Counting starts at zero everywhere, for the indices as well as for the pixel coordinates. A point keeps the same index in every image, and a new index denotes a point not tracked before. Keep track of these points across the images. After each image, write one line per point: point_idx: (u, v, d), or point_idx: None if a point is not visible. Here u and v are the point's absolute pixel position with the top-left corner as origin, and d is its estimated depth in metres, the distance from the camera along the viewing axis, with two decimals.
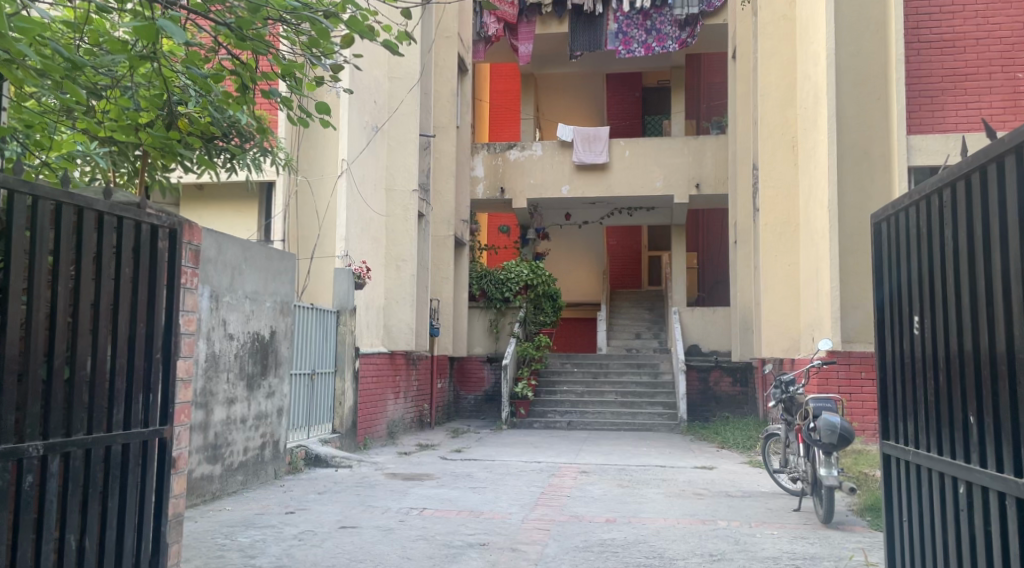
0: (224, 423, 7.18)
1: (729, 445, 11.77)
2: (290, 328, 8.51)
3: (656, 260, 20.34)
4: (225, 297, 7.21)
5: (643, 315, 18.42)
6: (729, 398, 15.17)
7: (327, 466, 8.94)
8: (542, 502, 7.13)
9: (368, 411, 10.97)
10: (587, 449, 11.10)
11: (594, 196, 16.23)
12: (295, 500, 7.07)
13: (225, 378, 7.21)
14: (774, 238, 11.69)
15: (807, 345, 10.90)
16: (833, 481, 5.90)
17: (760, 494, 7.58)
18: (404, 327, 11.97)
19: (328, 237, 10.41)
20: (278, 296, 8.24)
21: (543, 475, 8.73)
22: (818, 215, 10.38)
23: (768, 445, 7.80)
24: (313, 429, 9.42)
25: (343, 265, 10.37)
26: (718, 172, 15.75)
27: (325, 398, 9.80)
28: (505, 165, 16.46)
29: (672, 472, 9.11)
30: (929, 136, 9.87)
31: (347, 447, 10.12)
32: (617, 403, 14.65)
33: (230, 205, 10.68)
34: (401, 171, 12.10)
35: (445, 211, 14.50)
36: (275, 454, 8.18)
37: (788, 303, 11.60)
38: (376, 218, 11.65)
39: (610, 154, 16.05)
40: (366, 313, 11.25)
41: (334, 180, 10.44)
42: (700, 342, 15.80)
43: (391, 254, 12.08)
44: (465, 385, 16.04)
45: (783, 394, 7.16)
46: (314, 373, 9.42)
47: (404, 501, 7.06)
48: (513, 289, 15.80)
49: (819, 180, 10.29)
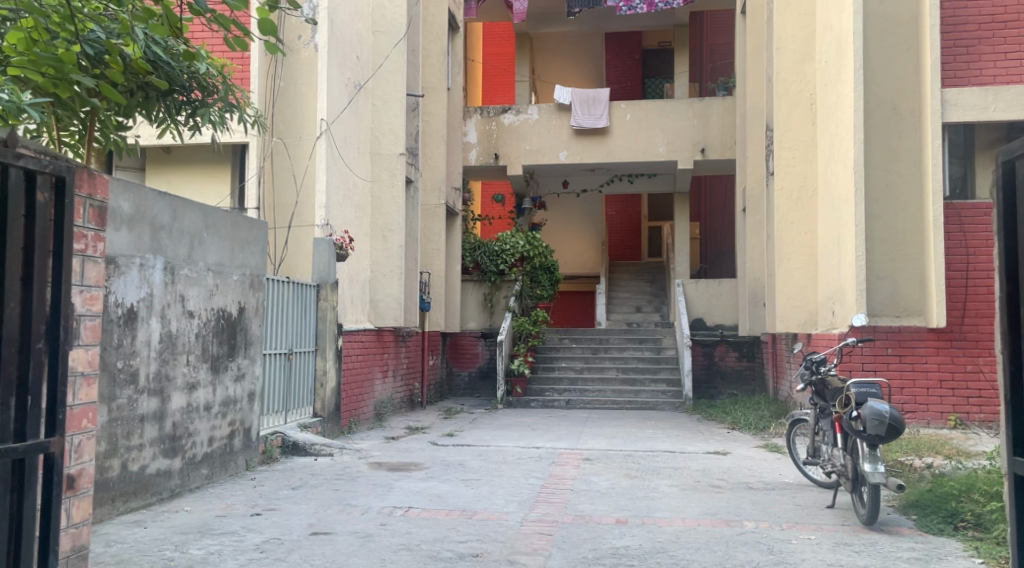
0: (184, 412, 6.35)
1: (740, 426, 11.02)
2: (262, 303, 7.65)
3: (656, 230, 19.52)
4: (183, 269, 6.35)
5: (643, 287, 17.60)
6: (735, 374, 14.45)
7: (306, 455, 8.10)
8: (542, 498, 6.33)
9: (352, 392, 10.16)
10: (589, 432, 10.32)
11: (593, 163, 15.34)
12: (264, 498, 6.24)
13: (185, 361, 6.36)
14: (790, 204, 10.84)
15: (827, 320, 10.14)
16: (879, 478, 5.14)
17: (784, 487, 6.81)
18: (391, 302, 11.14)
19: (307, 204, 9.55)
20: (247, 268, 7.36)
21: (543, 464, 7.94)
22: (841, 177, 9.62)
23: (795, 434, 7.02)
24: (290, 413, 8.60)
25: (323, 235, 9.47)
26: (725, 137, 14.85)
27: (305, 378, 8.97)
28: (500, 129, 15.52)
29: (683, 459, 8.33)
30: (965, 89, 9.00)
31: (329, 431, 9.32)
32: (618, 381, 13.90)
33: (201, 170, 9.84)
34: (387, 133, 11.20)
35: (436, 177, 13.59)
36: (246, 443, 7.36)
37: (806, 273, 10.78)
38: (361, 184, 10.78)
39: (610, 118, 15.14)
40: (350, 288, 10.41)
41: (313, 142, 9.53)
42: (705, 316, 14.86)
43: (376, 224, 11.18)
44: (459, 362, 15.28)
45: (813, 375, 6.39)
46: (291, 352, 8.58)
47: (388, 498, 6.24)
48: (508, 262, 14.99)
49: (844, 140, 9.47)
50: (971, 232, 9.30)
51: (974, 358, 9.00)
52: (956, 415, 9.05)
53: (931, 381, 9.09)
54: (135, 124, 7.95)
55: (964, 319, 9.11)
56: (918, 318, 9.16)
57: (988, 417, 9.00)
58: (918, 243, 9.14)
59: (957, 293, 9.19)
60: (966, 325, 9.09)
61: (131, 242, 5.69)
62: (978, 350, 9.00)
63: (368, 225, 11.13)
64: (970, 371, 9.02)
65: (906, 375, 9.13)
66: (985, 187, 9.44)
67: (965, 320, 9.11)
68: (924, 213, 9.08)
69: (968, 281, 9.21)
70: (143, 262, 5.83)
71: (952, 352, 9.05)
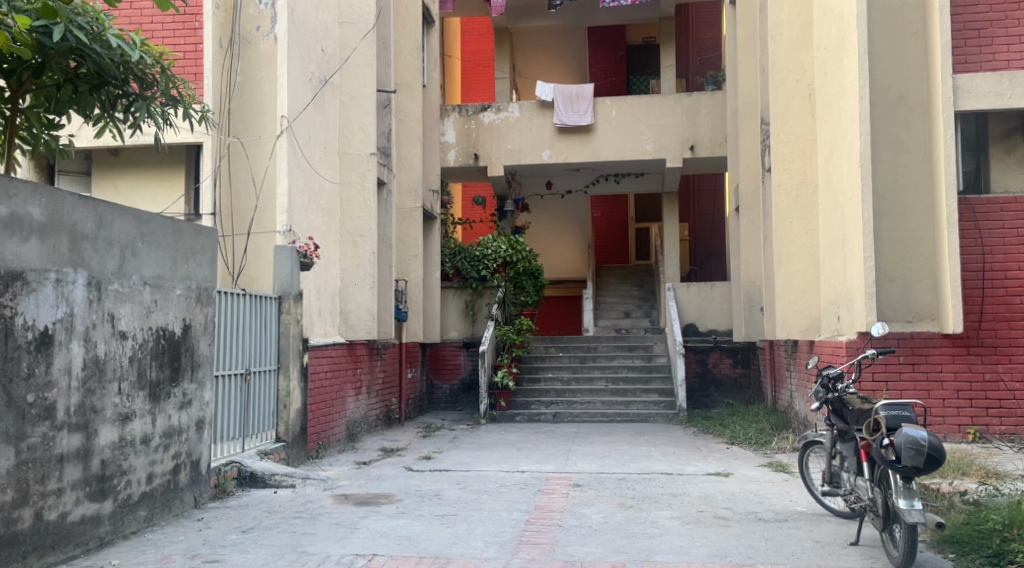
0: (116, 448, 5.56)
1: (739, 440, 10.33)
2: (212, 319, 6.84)
3: (643, 232, 18.83)
4: (113, 284, 5.55)
5: (631, 291, 16.88)
6: (730, 382, 13.78)
7: (265, 487, 7.31)
8: (526, 539, 5.58)
9: (321, 412, 9.39)
10: (578, 451, 9.57)
11: (577, 163, 14.62)
12: (207, 546, 5.45)
13: (116, 389, 5.56)
14: (788, 203, 10.15)
15: (830, 326, 9.47)
16: (917, 516, 4.43)
17: (798, 518, 6.09)
18: (363, 313, 10.32)
19: (267, 209, 8.74)
20: (193, 281, 6.54)
21: (529, 492, 7.18)
22: (844, 173, 8.93)
23: (808, 456, 6.31)
24: (249, 440, 7.79)
25: (285, 242, 8.67)
26: (715, 134, 14.16)
27: (265, 400, 8.16)
28: (479, 128, 14.76)
29: (681, 483, 7.60)
30: (977, 75, 8.36)
31: (294, 457, 8.52)
32: (608, 392, 13.18)
33: (152, 172, 9.04)
34: (356, 131, 10.42)
35: (411, 179, 12.81)
36: (195, 477, 6.56)
37: (806, 276, 10.09)
38: (328, 186, 9.99)
39: (595, 115, 14.42)
40: (317, 299, 9.62)
41: (273, 141, 8.74)
42: (698, 320, 14.18)
43: (345, 229, 10.38)
44: (440, 374, 14.58)
45: (830, 393, 5.71)
46: (249, 373, 7.78)
47: (352, 544, 5.47)
48: (490, 267, 14.23)
49: (848, 132, 8.78)
50: (986, 228, 8.63)
51: (992, 365, 8.40)
52: (975, 428, 8.37)
53: (946, 392, 8.42)
54: (67, 121, 7.16)
55: (981, 324, 8.48)
56: (931, 324, 8.48)
57: (1008, 429, 8.33)
58: (931, 243, 8.45)
59: (972, 296, 8.57)
60: (983, 330, 8.46)
61: (43, 254, 4.89)
62: (996, 358, 8.40)
63: (337, 230, 10.34)
64: (989, 380, 8.38)
65: (919, 386, 8.44)
66: (1000, 180, 8.77)
67: (982, 326, 8.48)
68: (938, 210, 8.39)
69: (984, 283, 8.56)
70: (60, 276, 5.04)
71: (969, 361, 8.41)
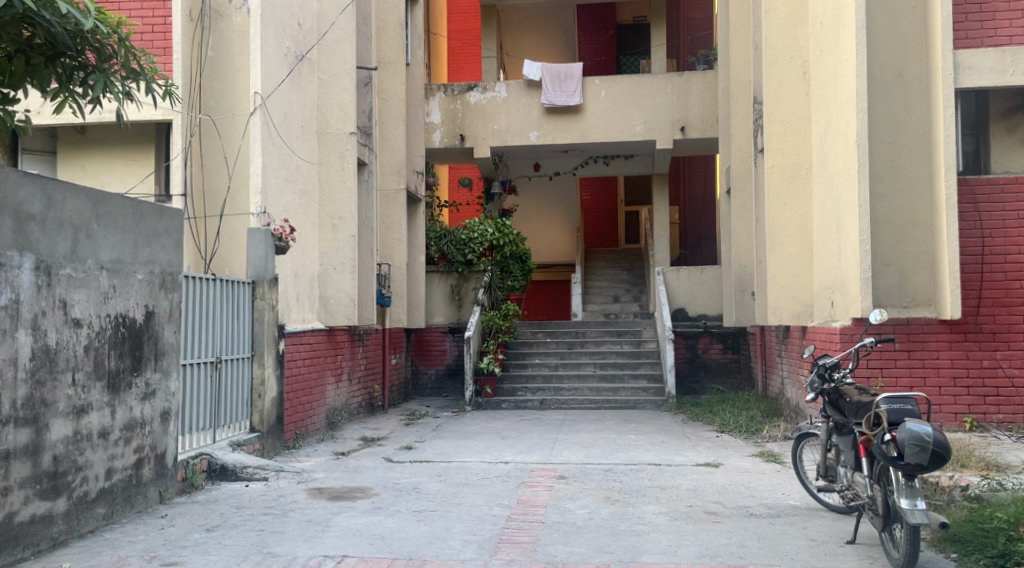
0: (70, 442, 5.23)
1: (729, 428, 10.06)
2: (179, 306, 6.50)
3: (633, 215, 18.50)
4: (66, 268, 5.22)
5: (621, 276, 16.58)
6: (720, 368, 13.51)
7: (236, 480, 7.00)
8: (507, 538, 5.29)
9: (299, 401, 9.08)
10: (564, 440, 9.29)
11: (566, 144, 14.26)
12: (167, 547, 5.15)
13: (70, 380, 5.24)
14: (781, 184, 9.84)
15: (824, 311, 9.21)
16: (920, 517, 4.16)
17: (792, 514, 5.81)
18: (342, 299, 9.95)
19: (241, 189, 8.37)
20: (156, 265, 6.20)
21: (511, 485, 6.89)
22: (839, 152, 8.64)
23: (801, 448, 6.04)
24: (220, 431, 7.45)
25: (259, 225, 8.27)
26: (706, 114, 13.82)
27: (238, 389, 7.83)
28: (465, 108, 14.38)
29: (670, 475, 7.31)
30: (980, 51, 8.04)
31: (269, 448, 8.19)
32: (595, 378, 12.91)
33: (120, 151, 8.68)
34: (335, 109, 10.04)
35: (394, 160, 12.43)
36: (160, 471, 6.24)
37: (800, 260, 9.80)
38: (306, 166, 9.61)
39: (583, 94, 14.05)
40: (295, 284, 9.27)
41: (246, 119, 8.36)
42: (687, 305, 13.92)
43: (325, 211, 10.01)
44: (426, 360, 14.27)
45: (826, 383, 5.45)
46: (220, 361, 7.44)
47: (321, 544, 5.16)
48: (476, 251, 13.91)
49: (844, 111, 8.47)
50: (986, 211, 8.35)
51: (990, 352, 8.14)
52: (972, 416, 8.11)
53: (943, 379, 8.16)
54: (24, 97, 6.77)
55: (979, 310, 8.22)
56: (928, 309, 8.21)
57: (1007, 417, 8.07)
58: (929, 225, 8.17)
59: (970, 281, 8.30)
60: (982, 316, 8.20)
61: None
62: (994, 344, 8.15)
63: (316, 213, 9.96)
64: (987, 367, 8.13)
65: (916, 373, 8.18)
66: (1001, 161, 8.48)
67: (980, 311, 8.22)
68: (936, 191, 8.10)
69: (983, 267, 8.30)
70: (4, 260, 4.70)
71: (967, 347, 8.15)
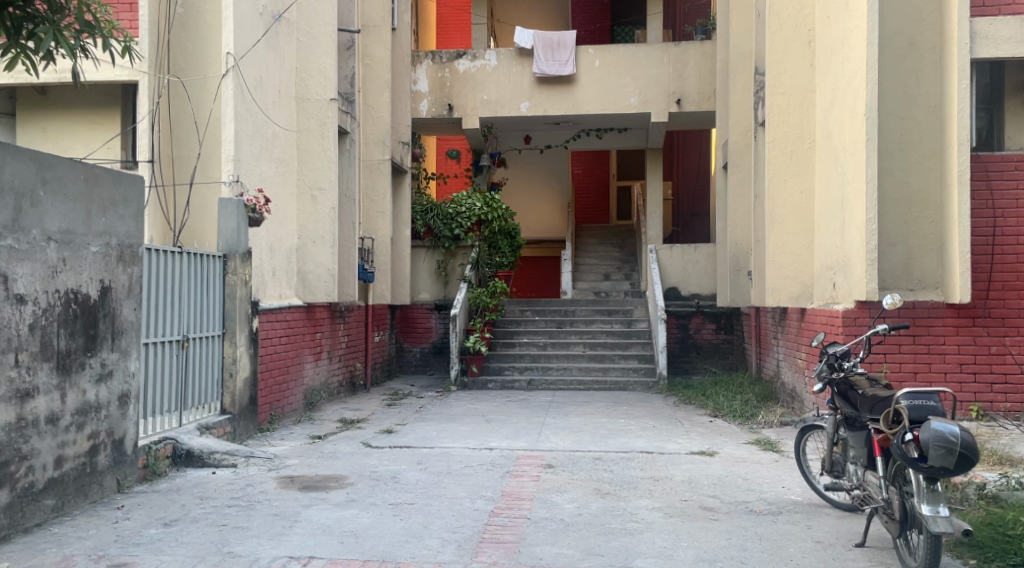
0: (13, 430, 4.81)
1: (723, 413, 9.68)
2: (139, 281, 6.03)
3: (625, 190, 18.03)
4: (7, 239, 4.78)
5: (612, 253, 16.17)
6: (712, 349, 13.20)
7: (202, 467, 6.58)
8: (489, 536, 4.89)
9: (275, 381, 8.65)
10: (551, 424, 8.90)
11: (557, 116, 13.75)
12: (118, 545, 4.72)
13: (13, 360, 4.80)
14: (782, 160, 9.41)
15: (826, 292, 8.84)
16: (944, 526, 3.81)
17: (794, 511, 5.43)
18: (322, 274, 9.46)
19: (212, 156, 7.87)
20: (113, 236, 5.72)
21: (495, 475, 6.48)
22: (845, 125, 8.22)
23: (805, 442, 5.67)
24: (187, 413, 7.00)
25: (231, 194, 7.77)
26: (703, 86, 13.34)
27: (208, 368, 7.37)
28: (454, 76, 13.84)
29: (663, 464, 6.92)
30: (998, 19, 7.60)
31: (241, 431, 7.75)
32: (585, 358, 12.52)
33: (81, 114, 8.22)
34: (315, 74, 9.51)
35: (379, 129, 11.92)
36: (117, 459, 5.81)
37: (800, 239, 9.40)
38: (282, 134, 9.10)
39: (577, 64, 13.53)
40: (271, 259, 8.80)
41: (217, 82, 7.84)
42: (680, 284, 13.49)
43: (304, 181, 9.50)
44: (410, 338, 13.90)
45: (835, 372, 5.09)
46: (186, 340, 6.97)
47: (287, 543, 4.74)
48: (463, 226, 13.46)
49: (851, 82, 8.04)
50: (998, 190, 7.94)
51: (999, 338, 7.77)
52: (978, 404, 7.76)
53: (949, 365, 7.79)
54: None
55: (988, 293, 7.84)
56: (935, 292, 7.83)
57: (1014, 407, 7.71)
58: (937, 204, 7.80)
59: (980, 264, 7.90)
60: (992, 300, 7.82)
61: None
62: (1004, 330, 7.77)
63: (294, 182, 9.45)
64: (996, 354, 7.75)
65: (920, 359, 7.81)
66: (1015, 137, 8.06)
67: (990, 295, 7.83)
68: (946, 167, 7.72)
69: (994, 249, 7.90)
70: None
71: (974, 332, 7.77)
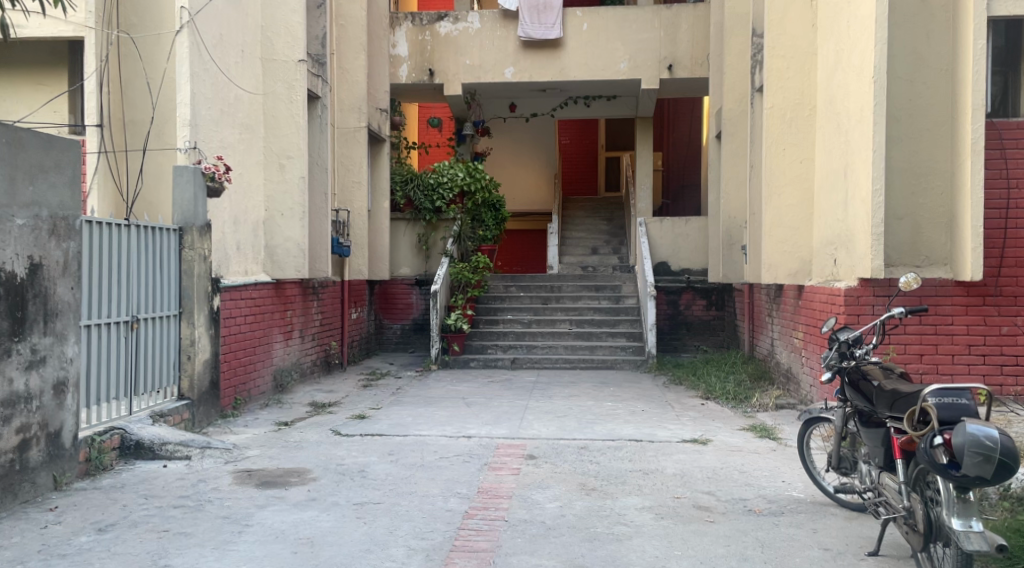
0: None
1: (715, 394, 9.20)
2: (78, 256, 5.46)
3: (613, 161, 17.45)
4: None
5: (600, 226, 15.62)
6: (702, 325, 12.76)
7: (153, 459, 6.04)
8: (461, 544, 4.39)
9: (240, 362, 8.10)
10: (534, 408, 8.39)
11: (543, 82, 13.12)
12: (41, 556, 4.20)
13: None
14: (780, 127, 8.86)
15: (826, 270, 8.35)
16: (979, 543, 3.34)
17: (797, 512, 4.94)
18: (291, 248, 8.87)
19: (166, 120, 7.27)
20: (43, 207, 5.14)
21: (472, 468, 5.96)
22: (850, 89, 7.67)
23: (809, 435, 5.17)
24: (139, 400, 6.44)
25: (188, 161, 7.23)
26: (696, 52, 12.74)
27: (163, 351, 6.79)
28: (435, 40, 13.18)
29: (653, 455, 6.43)
30: None
31: (201, 418, 7.20)
32: (571, 336, 12.03)
33: (26, 75, 7.68)
34: (282, 33, 8.85)
35: (354, 95, 11.27)
36: (53, 453, 5.26)
37: (797, 213, 8.89)
38: (245, 97, 8.46)
39: (564, 27, 12.87)
40: (234, 232, 8.21)
41: (171, 38, 7.20)
42: (670, 259, 12.84)
43: (270, 149, 8.88)
44: (390, 314, 13.37)
45: (846, 361, 4.57)
46: (136, 321, 6.39)
47: (232, 555, 4.22)
48: (445, 198, 12.81)
49: (857, 42, 7.49)
50: (1013, 160, 7.43)
51: (1011, 318, 7.28)
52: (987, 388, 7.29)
53: (957, 346, 7.31)
54: None
55: (1000, 270, 7.34)
56: (943, 269, 7.34)
57: None
58: (948, 175, 7.30)
59: (992, 239, 7.40)
60: (1003, 278, 7.32)
61: None
62: (1016, 309, 7.28)
63: (260, 149, 8.82)
64: (1007, 335, 7.27)
65: (926, 340, 7.34)
66: None
67: (1001, 273, 7.34)
68: (958, 135, 7.21)
69: (1007, 223, 7.40)
70: None
71: (984, 312, 7.29)
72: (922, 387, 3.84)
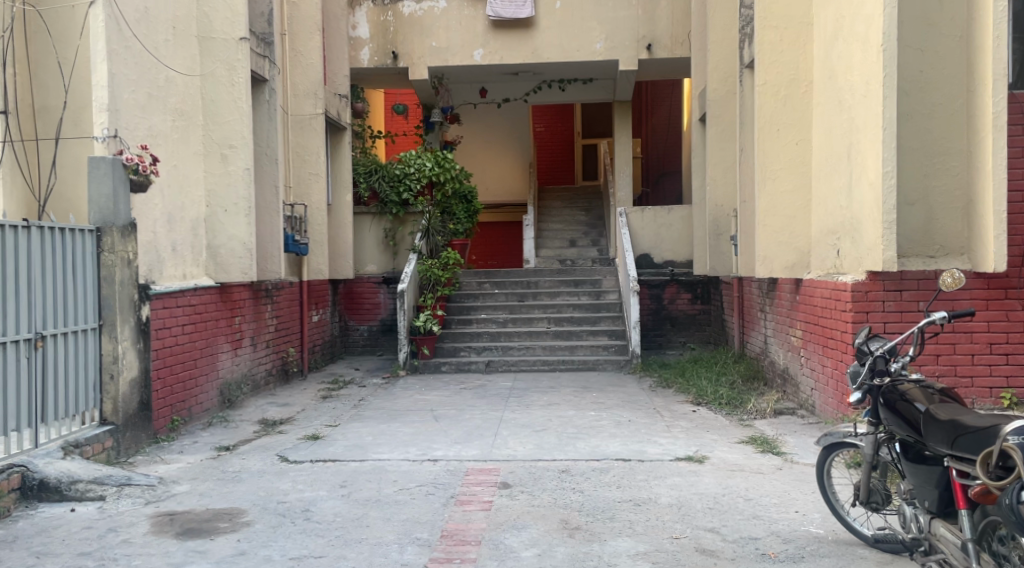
0: None
1: (707, 399, 8.41)
2: None
3: (591, 148, 16.62)
4: None
5: (577, 216, 14.81)
6: (687, 320, 12.00)
7: (61, 502, 5.17)
8: None
9: (179, 378, 7.20)
10: (509, 420, 7.56)
11: (515, 65, 12.25)
12: None
13: None
14: (774, 107, 8.07)
15: (828, 260, 7.57)
16: None
17: (822, 556, 4.14)
18: (236, 248, 7.96)
19: (82, 107, 6.38)
20: None
21: (435, 503, 5.12)
22: (854, 59, 6.88)
23: (830, 461, 4.37)
24: (48, 430, 5.54)
25: (107, 152, 6.35)
26: (677, 30, 11.92)
27: (80, 370, 5.89)
28: (398, 20, 12.26)
29: (644, 479, 5.62)
30: None
31: (127, 445, 6.28)
32: (549, 336, 11.20)
33: None
34: (220, 8, 7.92)
35: (309, 79, 10.37)
36: None
37: (795, 200, 8.09)
38: (178, 80, 7.54)
39: (535, 6, 12.01)
40: (168, 233, 7.29)
41: (84, 12, 6.31)
42: (653, 251, 12.04)
43: (210, 137, 7.93)
44: (356, 315, 12.49)
45: (879, 379, 3.81)
46: (41, 339, 5.49)
47: None
48: (412, 190, 11.87)
49: (862, 8, 6.69)
50: None
51: None
52: (1010, 392, 6.51)
53: (976, 345, 6.52)
54: None
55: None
56: (960, 259, 6.58)
57: None
58: (964, 153, 6.53)
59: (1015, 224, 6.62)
60: None
61: None
62: None
63: (198, 138, 7.88)
64: None
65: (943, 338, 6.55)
66: None
67: None
68: (975, 109, 6.43)
69: None
70: None
71: (1007, 306, 6.48)
72: (983, 427, 3.25)
